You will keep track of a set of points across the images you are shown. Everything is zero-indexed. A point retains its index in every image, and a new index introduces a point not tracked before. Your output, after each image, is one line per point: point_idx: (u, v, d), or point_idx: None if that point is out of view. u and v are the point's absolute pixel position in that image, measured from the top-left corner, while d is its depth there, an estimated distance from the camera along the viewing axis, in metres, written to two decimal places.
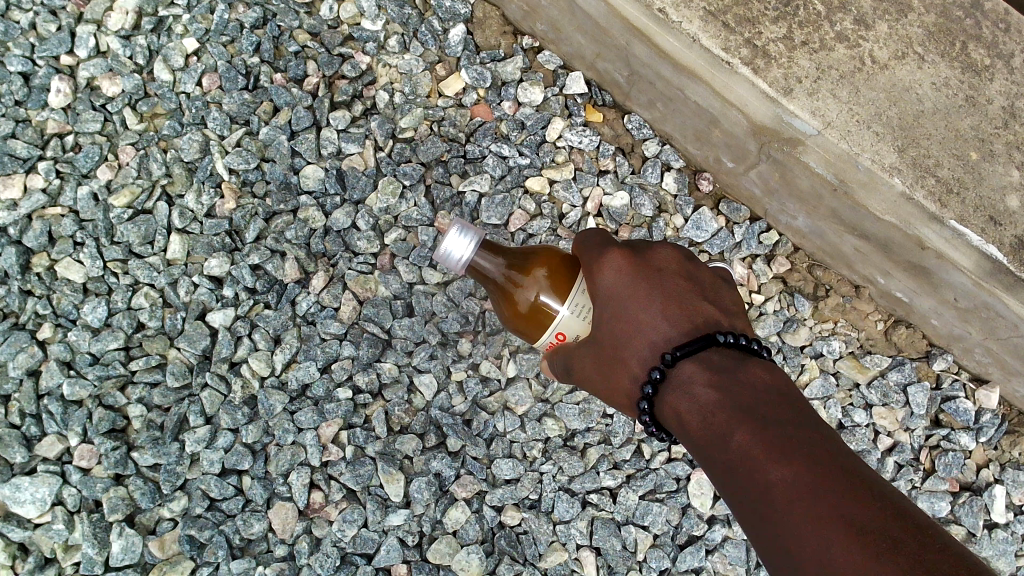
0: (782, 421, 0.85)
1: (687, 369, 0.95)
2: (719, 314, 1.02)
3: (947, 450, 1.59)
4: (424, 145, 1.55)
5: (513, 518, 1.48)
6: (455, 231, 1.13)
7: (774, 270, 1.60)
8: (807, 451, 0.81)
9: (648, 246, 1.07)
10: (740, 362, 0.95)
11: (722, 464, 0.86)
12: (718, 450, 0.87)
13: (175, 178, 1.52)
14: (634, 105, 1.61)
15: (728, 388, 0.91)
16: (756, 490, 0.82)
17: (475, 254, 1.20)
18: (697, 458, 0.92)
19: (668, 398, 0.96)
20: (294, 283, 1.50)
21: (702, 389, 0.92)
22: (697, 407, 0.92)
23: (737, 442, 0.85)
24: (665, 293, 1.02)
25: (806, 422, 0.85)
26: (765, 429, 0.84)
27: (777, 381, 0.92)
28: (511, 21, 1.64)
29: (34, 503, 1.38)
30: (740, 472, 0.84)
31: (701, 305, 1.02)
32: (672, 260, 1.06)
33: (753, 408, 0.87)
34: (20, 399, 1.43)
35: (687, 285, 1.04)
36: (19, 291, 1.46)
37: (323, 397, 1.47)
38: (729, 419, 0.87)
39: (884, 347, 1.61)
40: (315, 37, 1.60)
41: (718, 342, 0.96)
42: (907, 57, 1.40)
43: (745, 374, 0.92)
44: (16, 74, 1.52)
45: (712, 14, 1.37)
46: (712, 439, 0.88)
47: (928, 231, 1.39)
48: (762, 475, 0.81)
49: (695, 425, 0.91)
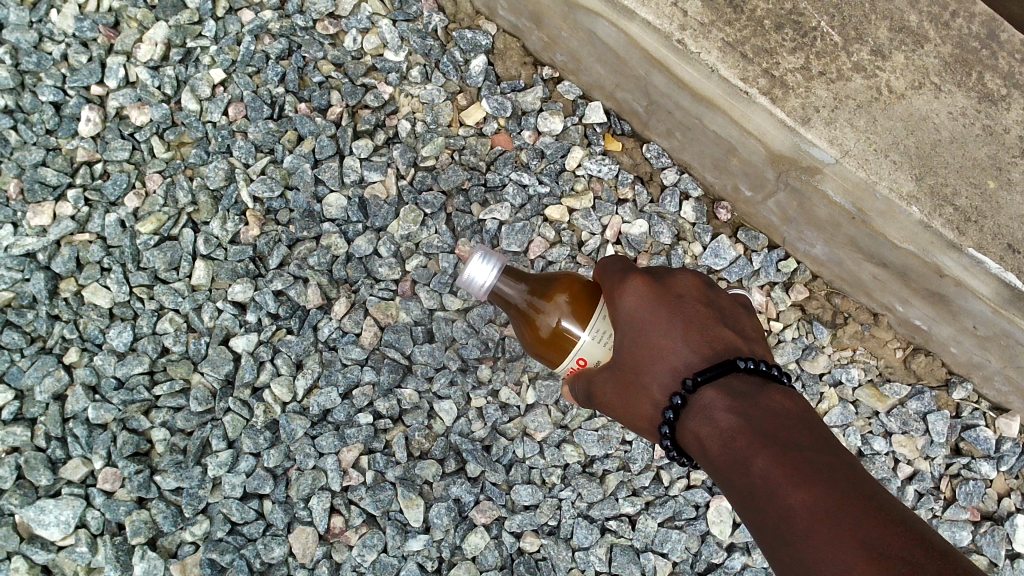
0: (803, 446, 0.85)
1: (709, 396, 0.96)
2: (739, 340, 1.03)
3: (967, 479, 1.59)
4: (445, 173, 1.58)
5: (532, 544, 1.48)
6: (478, 257, 1.15)
7: (792, 297, 1.61)
8: (828, 477, 0.81)
9: (669, 273, 1.08)
10: (762, 388, 0.95)
11: (743, 489, 0.87)
12: (739, 475, 0.87)
13: (201, 206, 1.55)
14: (652, 134, 1.63)
15: (749, 414, 0.91)
16: (777, 515, 0.82)
17: (498, 280, 1.23)
18: (718, 483, 0.93)
19: (689, 424, 0.97)
20: (316, 309, 1.52)
21: (723, 415, 0.93)
22: (718, 433, 0.92)
23: (757, 467, 0.86)
24: (686, 320, 1.02)
25: (827, 448, 0.86)
26: (786, 454, 0.85)
27: (798, 407, 0.92)
28: (531, 51, 1.67)
29: (58, 526, 1.40)
30: (761, 497, 0.84)
31: (722, 331, 1.02)
32: (693, 286, 1.06)
33: (773, 434, 0.88)
34: (46, 422, 1.45)
35: (708, 311, 1.05)
36: (47, 316, 1.49)
37: (344, 422, 1.49)
38: (749, 444, 0.88)
39: (902, 375, 1.62)
40: (339, 67, 1.63)
41: (739, 368, 0.97)
42: (924, 87, 1.41)
43: (766, 401, 0.93)
44: (48, 104, 1.57)
45: (730, 45, 1.39)
46: (733, 464, 0.89)
47: (947, 259, 1.40)
48: (783, 501, 0.82)
49: (716, 450, 0.92)
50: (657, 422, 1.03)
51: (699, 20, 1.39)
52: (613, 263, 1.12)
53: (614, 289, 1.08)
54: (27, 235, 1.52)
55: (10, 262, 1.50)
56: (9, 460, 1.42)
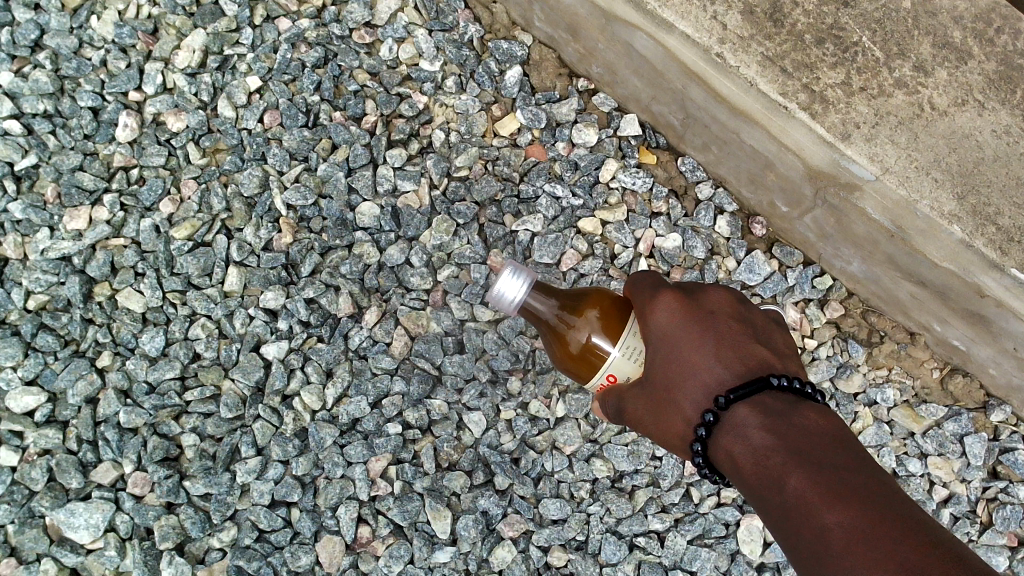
0: (839, 464, 0.84)
1: (741, 413, 0.94)
2: (772, 357, 1.01)
3: (1005, 503, 1.56)
4: (478, 184, 1.57)
5: (559, 559, 1.47)
6: (508, 273, 1.14)
7: (827, 315, 1.59)
8: (865, 497, 0.80)
9: (701, 288, 1.07)
10: (796, 406, 0.94)
11: (778, 509, 0.85)
12: (773, 495, 0.86)
13: (235, 213, 1.55)
14: (687, 148, 1.61)
15: (783, 431, 0.90)
16: (813, 535, 0.81)
17: (528, 296, 1.22)
18: (753, 503, 0.91)
19: (721, 441, 0.95)
20: (347, 317, 1.51)
21: (756, 433, 0.91)
22: (751, 451, 0.91)
23: (791, 485, 0.84)
24: (718, 336, 1.01)
25: (862, 466, 0.84)
26: (821, 472, 0.83)
27: (832, 424, 0.90)
28: (567, 63, 1.66)
29: (88, 529, 1.41)
30: (796, 517, 0.83)
31: (754, 347, 1.01)
32: (725, 302, 1.05)
33: (808, 452, 0.86)
34: (78, 425, 1.46)
35: (740, 327, 1.03)
36: (81, 319, 1.50)
37: (373, 431, 1.48)
38: (783, 462, 0.86)
39: (939, 397, 1.59)
40: (375, 77, 1.63)
41: (772, 386, 0.95)
42: (968, 104, 1.39)
43: (800, 418, 0.91)
44: (86, 109, 1.58)
45: (770, 59, 1.38)
46: (766, 483, 0.87)
47: (988, 279, 1.38)
48: (819, 521, 0.80)
49: (750, 469, 0.90)
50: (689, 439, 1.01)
51: (739, 34, 1.39)
52: (643, 278, 1.10)
53: (644, 305, 1.07)
54: (63, 238, 1.53)
55: (46, 265, 1.52)
56: (41, 462, 1.44)
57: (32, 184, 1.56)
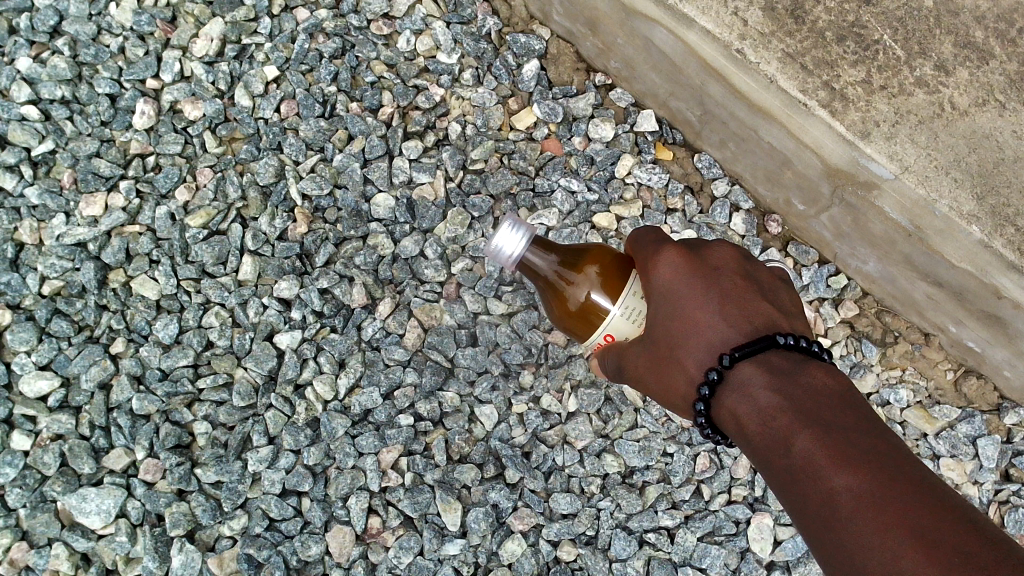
0: (846, 426, 0.83)
1: (746, 371, 0.93)
2: (778, 315, 0.99)
3: (1016, 506, 1.53)
4: (494, 177, 1.57)
5: (569, 553, 1.46)
6: (506, 227, 1.12)
7: (841, 314, 1.58)
8: (874, 457, 0.79)
9: (705, 244, 1.05)
10: (801, 364, 0.92)
11: (782, 471, 0.85)
12: (780, 455, 0.85)
13: (250, 202, 1.56)
14: (704, 144, 1.61)
15: (789, 391, 0.89)
16: (820, 497, 0.80)
17: (526, 251, 1.19)
18: (756, 462, 0.90)
19: (725, 401, 0.94)
20: (361, 309, 1.52)
21: (762, 392, 0.90)
22: (756, 410, 0.90)
23: (798, 446, 0.83)
24: (722, 293, 0.99)
25: (870, 426, 0.83)
26: (827, 432, 0.82)
27: (841, 383, 0.89)
28: (585, 57, 1.66)
29: (99, 515, 1.41)
30: (801, 478, 0.82)
31: (760, 304, 1.00)
32: (730, 258, 1.03)
33: (815, 411, 0.85)
34: (91, 411, 1.46)
35: (746, 284, 1.01)
36: (95, 305, 1.51)
37: (385, 422, 1.48)
38: (790, 422, 0.85)
39: (953, 398, 1.57)
40: (392, 68, 1.63)
41: (778, 344, 0.94)
42: (988, 104, 1.40)
43: (806, 377, 0.90)
44: (103, 96, 1.59)
45: (791, 56, 1.39)
46: (772, 444, 0.86)
47: (1006, 280, 1.38)
48: (825, 483, 0.79)
49: (755, 429, 0.89)
50: (691, 398, 1.00)
51: (759, 30, 1.39)
52: (646, 233, 1.08)
53: (648, 260, 1.05)
54: (79, 225, 1.54)
55: (62, 251, 1.52)
56: (54, 447, 1.44)
57: (49, 169, 1.57)
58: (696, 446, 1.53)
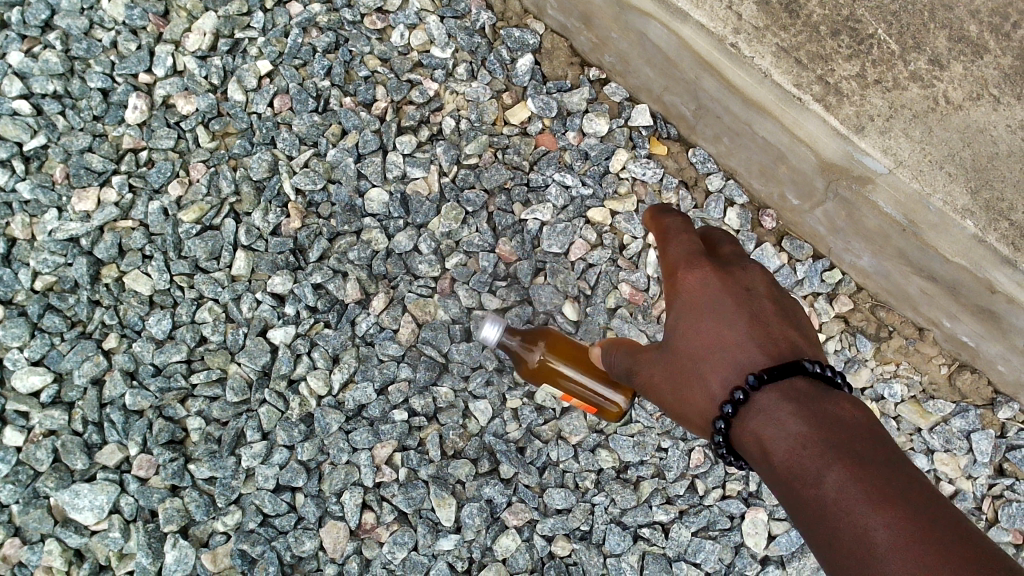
0: (880, 462, 0.81)
1: (769, 396, 0.90)
2: (804, 342, 0.98)
3: (1010, 501, 1.53)
4: (487, 172, 1.57)
5: (563, 548, 1.47)
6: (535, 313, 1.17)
7: (836, 309, 1.57)
8: (912, 500, 0.78)
9: (737, 262, 1.03)
10: (828, 393, 0.91)
11: (810, 502, 0.83)
12: (807, 486, 0.83)
13: (243, 197, 1.55)
14: (698, 139, 1.60)
15: (818, 420, 0.87)
16: (853, 537, 0.78)
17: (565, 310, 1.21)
18: (777, 492, 0.88)
19: (747, 425, 0.92)
20: (355, 304, 1.51)
21: (790, 418, 0.88)
22: (781, 437, 0.87)
23: (828, 481, 0.81)
24: (754, 314, 0.97)
25: (902, 467, 0.82)
26: (863, 469, 0.81)
27: (869, 419, 0.87)
28: (579, 52, 1.65)
29: (92, 510, 1.41)
30: (831, 512, 0.80)
31: (789, 330, 0.98)
32: (762, 281, 1.02)
33: (846, 443, 0.83)
34: (84, 407, 1.46)
35: (775, 306, 0.99)
36: (88, 300, 1.50)
37: (379, 418, 1.48)
38: (821, 451, 0.83)
39: (948, 393, 1.57)
40: (385, 63, 1.62)
41: (806, 370, 0.91)
42: (982, 98, 1.40)
43: (834, 408, 0.88)
44: (95, 90, 1.58)
45: (785, 51, 1.39)
46: (800, 475, 0.84)
47: (999, 274, 1.39)
48: (862, 522, 0.78)
49: (779, 457, 0.87)
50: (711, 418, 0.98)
51: (753, 24, 1.39)
52: (682, 240, 1.07)
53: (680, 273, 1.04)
54: (71, 220, 1.53)
55: (53, 246, 1.51)
56: (46, 443, 1.44)
57: (41, 164, 1.56)
58: (691, 442, 1.51)
